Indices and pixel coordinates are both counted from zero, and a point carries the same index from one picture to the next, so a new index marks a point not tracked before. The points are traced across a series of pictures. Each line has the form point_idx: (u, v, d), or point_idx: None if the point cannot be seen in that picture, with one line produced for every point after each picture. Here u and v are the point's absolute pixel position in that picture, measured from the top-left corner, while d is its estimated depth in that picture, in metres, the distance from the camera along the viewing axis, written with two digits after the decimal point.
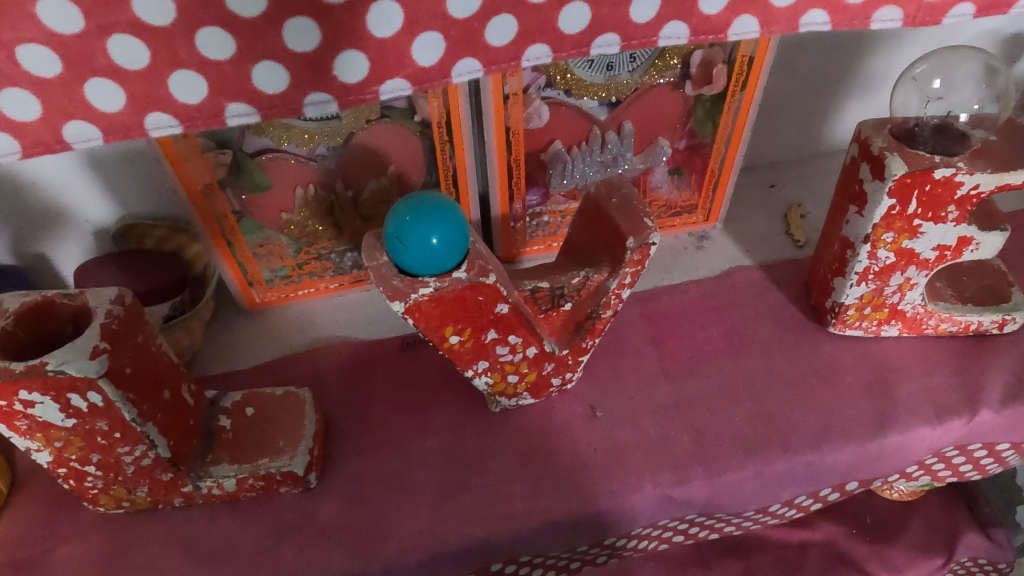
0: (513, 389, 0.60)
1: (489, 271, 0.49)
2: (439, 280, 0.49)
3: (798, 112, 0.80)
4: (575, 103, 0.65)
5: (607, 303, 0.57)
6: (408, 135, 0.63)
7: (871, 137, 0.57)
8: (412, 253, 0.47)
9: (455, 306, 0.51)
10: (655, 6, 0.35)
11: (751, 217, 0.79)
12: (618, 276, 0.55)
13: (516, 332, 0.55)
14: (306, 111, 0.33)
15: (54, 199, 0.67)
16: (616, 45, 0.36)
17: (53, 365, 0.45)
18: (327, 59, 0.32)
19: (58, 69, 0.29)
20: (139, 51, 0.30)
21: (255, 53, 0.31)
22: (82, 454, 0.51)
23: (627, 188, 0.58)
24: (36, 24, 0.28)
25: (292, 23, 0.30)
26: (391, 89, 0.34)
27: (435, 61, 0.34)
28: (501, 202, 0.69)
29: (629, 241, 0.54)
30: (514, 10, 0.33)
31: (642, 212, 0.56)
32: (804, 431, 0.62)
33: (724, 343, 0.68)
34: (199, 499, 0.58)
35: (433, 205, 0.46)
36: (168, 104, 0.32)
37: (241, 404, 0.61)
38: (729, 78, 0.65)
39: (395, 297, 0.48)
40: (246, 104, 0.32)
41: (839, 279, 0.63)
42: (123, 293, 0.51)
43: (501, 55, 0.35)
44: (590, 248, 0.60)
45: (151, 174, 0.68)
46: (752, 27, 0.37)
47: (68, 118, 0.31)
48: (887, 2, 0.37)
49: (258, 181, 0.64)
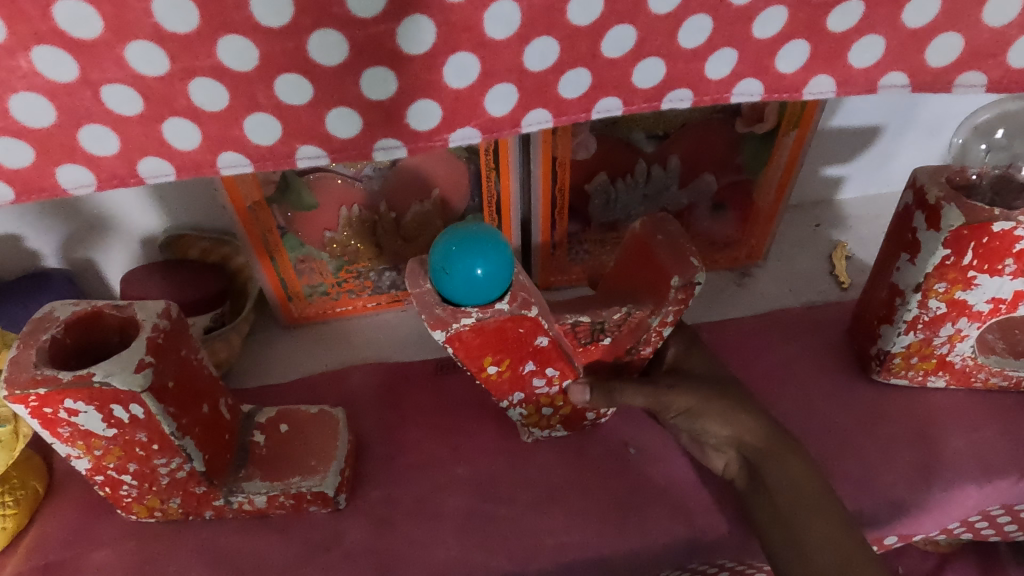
0: (546, 421, 0.61)
1: (532, 304, 0.49)
2: (482, 311, 0.48)
3: (849, 152, 0.79)
4: (622, 135, 0.65)
5: (646, 339, 0.57)
6: (454, 160, 0.63)
7: (927, 186, 0.55)
8: (456, 281, 0.46)
9: (495, 336, 0.50)
10: (732, 63, 0.33)
11: (795, 258, 0.78)
12: (662, 314, 0.55)
13: (553, 365, 0.54)
14: (374, 157, 0.32)
15: (105, 210, 0.69)
16: (688, 100, 0.34)
17: (99, 376, 0.46)
18: (400, 108, 0.31)
19: (139, 108, 0.28)
20: (219, 94, 0.28)
21: (331, 99, 0.29)
22: (119, 463, 0.52)
23: (672, 225, 0.57)
24: (121, 65, 0.27)
25: (370, 73, 0.29)
26: (460, 137, 0.32)
27: (506, 111, 0.32)
28: (543, 229, 0.69)
29: (674, 280, 0.53)
30: (589, 64, 0.32)
31: (687, 249, 0.55)
32: (846, 480, 0.60)
33: (765, 383, 0.67)
34: (230, 513, 0.58)
35: (481, 235, 0.46)
36: (241, 145, 0.30)
37: (276, 420, 0.61)
38: (780, 116, 0.64)
39: (437, 326, 0.48)
40: (316, 147, 0.31)
41: (887, 327, 0.62)
42: (169, 307, 0.51)
43: (572, 107, 0.33)
44: (633, 285, 0.59)
45: (200, 191, 0.69)
46: (829, 87, 0.35)
47: (144, 154, 0.30)
48: (972, 66, 0.35)
49: (305, 199, 0.64)
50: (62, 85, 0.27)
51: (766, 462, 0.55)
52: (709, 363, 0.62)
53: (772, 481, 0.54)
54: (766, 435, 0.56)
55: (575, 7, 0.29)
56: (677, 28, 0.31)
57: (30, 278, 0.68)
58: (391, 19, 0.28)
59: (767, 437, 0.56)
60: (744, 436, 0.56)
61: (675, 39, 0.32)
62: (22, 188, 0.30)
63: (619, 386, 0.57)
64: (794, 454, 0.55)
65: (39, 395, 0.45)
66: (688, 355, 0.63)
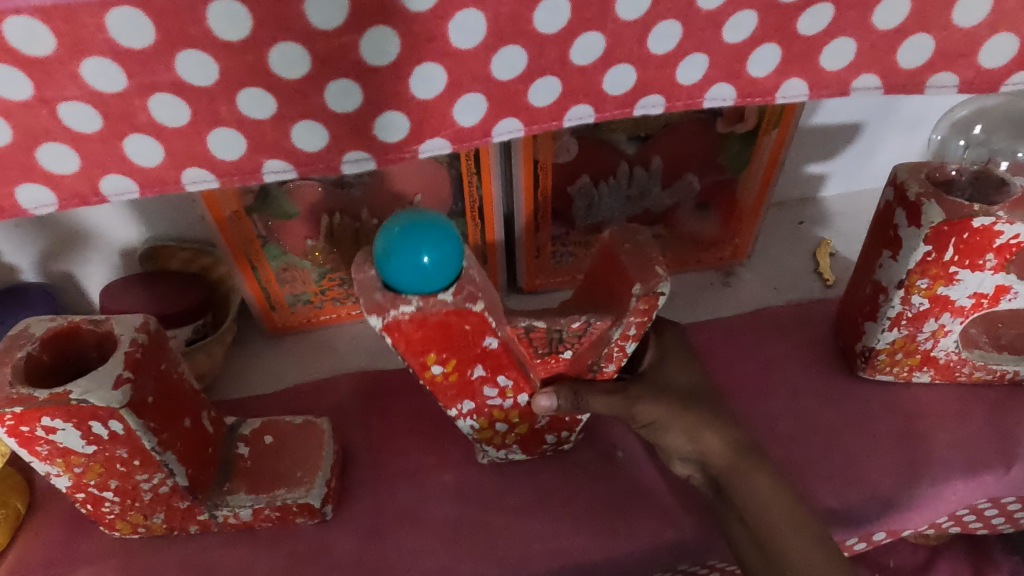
0: (501, 437, 0.59)
1: (479, 298, 0.45)
2: (423, 300, 0.44)
3: (831, 149, 0.79)
4: (604, 137, 0.64)
5: (609, 353, 0.53)
6: (435, 166, 0.62)
7: (907, 182, 0.56)
8: (397, 266, 0.42)
9: (438, 332, 0.46)
10: (702, 68, 0.33)
11: (779, 256, 0.78)
12: (622, 326, 0.51)
13: (506, 373, 0.52)
14: (343, 169, 0.31)
15: (83, 223, 0.68)
16: (661, 106, 0.34)
17: (77, 394, 0.45)
18: (367, 120, 0.30)
19: (98, 125, 0.28)
20: (178, 108, 0.28)
21: (295, 112, 0.29)
22: (100, 480, 0.51)
23: (642, 233, 0.53)
24: (78, 83, 0.26)
25: (335, 85, 0.29)
26: (430, 148, 0.32)
27: (475, 121, 0.32)
28: (527, 233, 0.69)
29: (635, 288, 0.49)
30: (558, 72, 0.31)
31: (654, 258, 0.50)
32: (833, 479, 0.60)
33: (751, 383, 0.67)
34: (215, 527, 0.57)
35: (429, 222, 0.42)
36: (204, 160, 0.30)
37: (260, 431, 0.60)
38: (761, 117, 0.64)
39: (373, 310, 0.44)
40: (282, 161, 0.30)
41: (871, 324, 0.62)
42: (147, 320, 0.51)
43: (543, 115, 0.33)
44: (599, 293, 0.55)
45: (180, 202, 0.68)
46: (802, 90, 0.35)
47: (105, 172, 0.29)
48: (944, 67, 0.35)
49: (285, 208, 0.64)
50: (16, 104, 0.26)
51: (736, 481, 0.54)
52: (686, 365, 0.59)
53: (740, 500, 0.53)
54: (731, 453, 0.55)
55: (541, 15, 0.29)
56: (645, 34, 0.31)
57: (7, 293, 0.68)
58: (353, 31, 0.27)
59: (734, 454, 0.55)
60: (711, 454, 0.55)
61: (644, 45, 0.31)
62: None
63: (583, 389, 0.54)
64: (761, 468, 0.54)
65: (16, 414, 0.45)
66: (670, 355, 0.60)
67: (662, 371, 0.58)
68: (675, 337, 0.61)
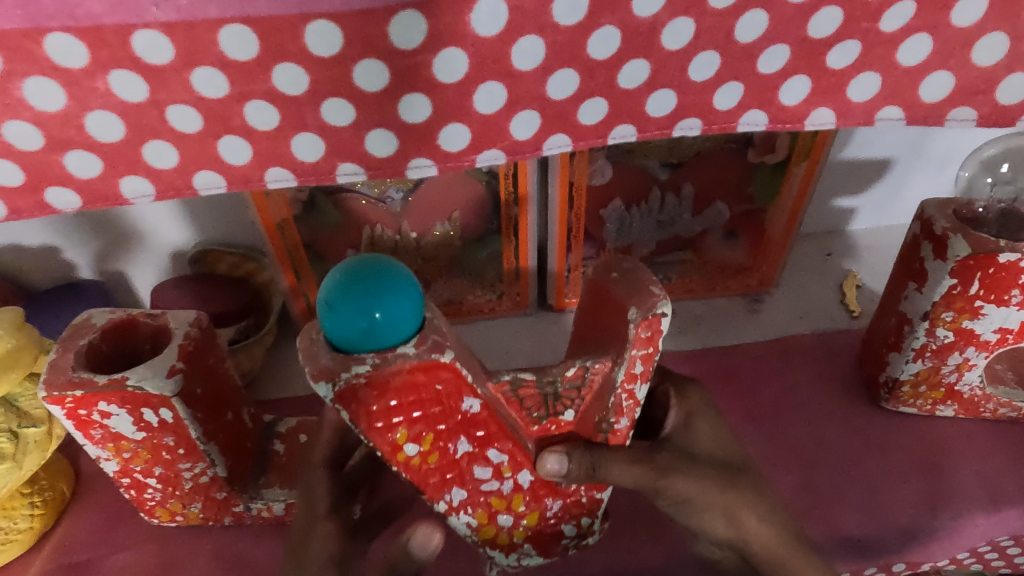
0: (506, 534, 0.53)
1: (446, 347, 0.40)
2: (379, 356, 0.39)
3: (859, 184, 0.81)
4: (638, 162, 0.67)
5: (617, 405, 0.46)
6: (474, 184, 0.66)
7: (934, 217, 0.57)
8: (346, 324, 0.37)
9: (403, 397, 0.41)
10: (738, 95, 0.35)
11: (806, 285, 0.79)
12: (626, 363, 0.43)
13: (497, 446, 0.46)
14: (407, 175, 0.34)
15: (139, 226, 0.71)
16: (697, 129, 0.36)
17: (133, 381, 0.48)
18: (433, 130, 0.33)
19: (198, 126, 0.31)
20: (270, 114, 0.31)
21: (371, 121, 0.32)
22: (146, 466, 0.54)
23: (629, 260, 0.48)
24: (186, 88, 0.29)
25: (408, 99, 0.32)
26: (486, 158, 0.35)
27: (529, 135, 0.34)
28: (559, 253, 0.71)
29: (630, 312, 0.42)
30: (605, 94, 0.34)
31: (649, 280, 0.44)
32: (853, 506, 0.60)
33: (773, 408, 0.68)
34: (248, 520, 0.60)
35: (374, 269, 0.37)
36: (287, 161, 0.33)
37: (296, 430, 0.63)
38: (791, 150, 0.66)
39: (321, 377, 0.38)
40: (355, 164, 0.33)
41: (895, 354, 0.63)
42: (200, 317, 0.54)
43: (590, 133, 0.35)
44: (597, 338, 0.49)
45: (230, 211, 0.72)
46: (829, 119, 0.37)
47: (199, 168, 0.32)
48: (963, 103, 0.37)
49: (331, 218, 0.67)
50: (131, 104, 0.29)
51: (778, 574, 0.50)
52: (715, 431, 0.53)
53: None
54: (778, 541, 0.50)
55: (594, 43, 0.32)
56: (687, 63, 0.34)
57: (65, 288, 0.72)
58: (428, 51, 0.30)
59: (778, 539, 0.50)
60: (752, 539, 0.50)
61: (685, 74, 0.34)
62: (89, 197, 0.32)
63: (600, 451, 0.46)
64: (808, 559, 0.51)
65: (75, 397, 0.48)
66: (694, 416, 0.53)
67: (690, 436, 0.52)
68: (699, 399, 0.55)
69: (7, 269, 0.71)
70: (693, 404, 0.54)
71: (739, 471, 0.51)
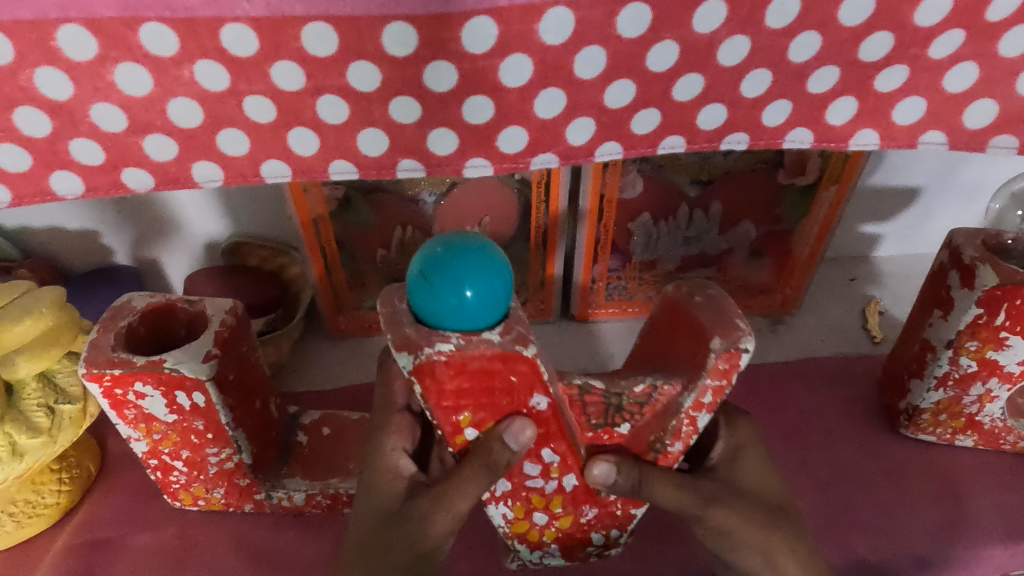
0: (537, 532, 0.52)
1: (531, 341, 0.39)
2: (464, 337, 0.39)
3: (886, 211, 0.81)
4: (667, 177, 0.68)
5: (677, 428, 0.46)
6: (506, 191, 0.66)
7: (963, 246, 0.58)
8: (437, 298, 0.37)
9: (479, 381, 0.41)
10: (786, 112, 0.36)
11: (828, 309, 0.80)
12: (696, 390, 0.44)
13: (552, 445, 0.45)
14: (465, 173, 0.36)
15: (178, 217, 0.73)
16: (745, 143, 0.37)
17: (170, 363, 0.49)
18: (493, 131, 0.35)
19: (271, 116, 0.33)
20: (340, 109, 0.33)
21: (434, 120, 0.34)
22: (173, 449, 0.55)
23: (713, 288, 0.49)
24: (265, 80, 0.32)
25: (471, 100, 0.34)
26: (541, 161, 0.36)
27: (584, 141, 0.36)
28: (585, 263, 0.72)
29: (714, 342, 0.43)
30: (660, 105, 0.35)
31: (734, 313, 0.45)
32: (868, 530, 0.61)
33: (792, 428, 0.68)
34: (268, 509, 0.61)
35: (476, 249, 0.37)
36: (352, 155, 0.35)
37: (319, 422, 0.64)
38: (821, 173, 0.66)
39: (404, 347, 0.39)
40: (416, 161, 0.36)
41: (917, 381, 0.63)
42: (236, 305, 0.55)
43: (641, 142, 0.36)
44: (666, 360, 0.49)
45: (267, 207, 0.73)
46: (874, 141, 0.38)
47: (268, 157, 0.35)
48: (1007, 130, 0.37)
49: (364, 217, 0.68)
50: (213, 93, 0.32)
51: None
52: (761, 468, 0.51)
53: None
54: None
55: (654, 55, 0.33)
56: (739, 79, 0.35)
57: (101, 272, 0.74)
58: (496, 56, 0.32)
59: None
60: None
61: (737, 89, 0.35)
62: (163, 178, 0.35)
63: (648, 467, 0.46)
64: None
65: (113, 376, 0.49)
66: (744, 450, 0.52)
67: (736, 471, 0.50)
68: (750, 433, 0.52)
69: (47, 250, 0.73)
70: (744, 437, 0.52)
71: (779, 513, 0.50)
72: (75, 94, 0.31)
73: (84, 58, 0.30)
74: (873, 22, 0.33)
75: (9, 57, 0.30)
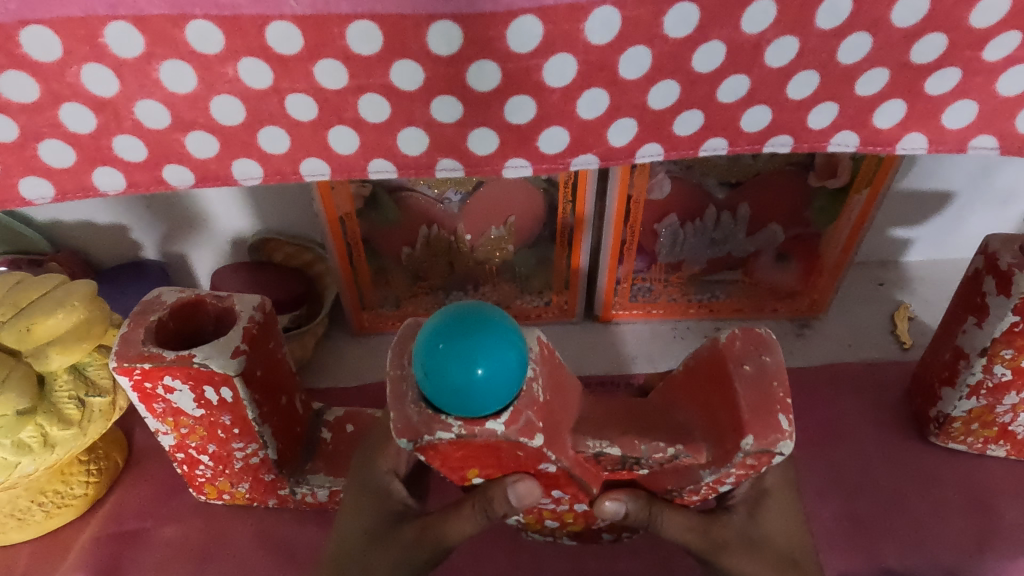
0: (549, 529, 0.56)
1: (536, 431, 0.40)
2: (466, 427, 0.40)
3: (918, 215, 0.80)
4: (696, 179, 0.67)
5: (694, 488, 0.46)
6: (533, 191, 0.66)
7: (999, 252, 0.56)
8: (442, 391, 0.37)
9: (485, 451, 0.42)
10: (832, 114, 0.36)
11: (857, 313, 0.79)
12: (719, 473, 0.43)
13: (562, 489, 0.47)
14: (504, 173, 0.36)
15: (206, 213, 0.74)
16: (788, 146, 0.37)
17: (199, 358, 0.49)
18: (533, 132, 0.35)
19: (313, 114, 0.33)
20: (382, 107, 0.33)
21: (476, 120, 0.34)
22: (200, 443, 0.56)
23: (769, 355, 0.44)
24: (308, 78, 0.32)
25: (513, 100, 0.33)
26: (580, 162, 0.36)
27: (624, 142, 0.36)
28: (610, 263, 0.71)
29: (746, 441, 0.41)
30: (703, 106, 0.35)
31: (779, 404, 0.42)
32: (895, 540, 0.60)
33: (819, 434, 0.67)
34: (292, 504, 0.61)
35: (482, 338, 0.36)
36: (391, 154, 0.35)
37: (343, 420, 0.64)
38: (853, 175, 0.65)
39: (405, 432, 0.40)
40: (455, 161, 0.35)
41: (948, 389, 0.62)
42: (264, 302, 0.55)
43: (682, 144, 0.36)
44: (694, 412, 0.46)
45: (294, 204, 0.73)
46: (921, 144, 0.37)
47: (308, 156, 0.35)
48: None
49: (389, 215, 0.68)
50: (256, 91, 0.32)
51: None
52: (788, 518, 0.49)
53: None
54: None
55: (700, 56, 0.33)
56: (786, 81, 0.34)
57: (130, 267, 0.75)
58: (541, 56, 0.32)
59: None
60: None
61: (783, 91, 0.35)
62: (202, 175, 0.35)
63: (660, 505, 0.47)
64: None
65: (143, 370, 0.49)
66: (770, 496, 0.49)
67: (757, 518, 0.48)
68: (781, 477, 0.50)
69: (77, 244, 0.74)
70: (771, 482, 0.49)
71: (794, 568, 0.46)
72: (121, 90, 0.32)
73: (131, 55, 0.31)
74: (926, 23, 0.33)
75: (58, 54, 0.30)
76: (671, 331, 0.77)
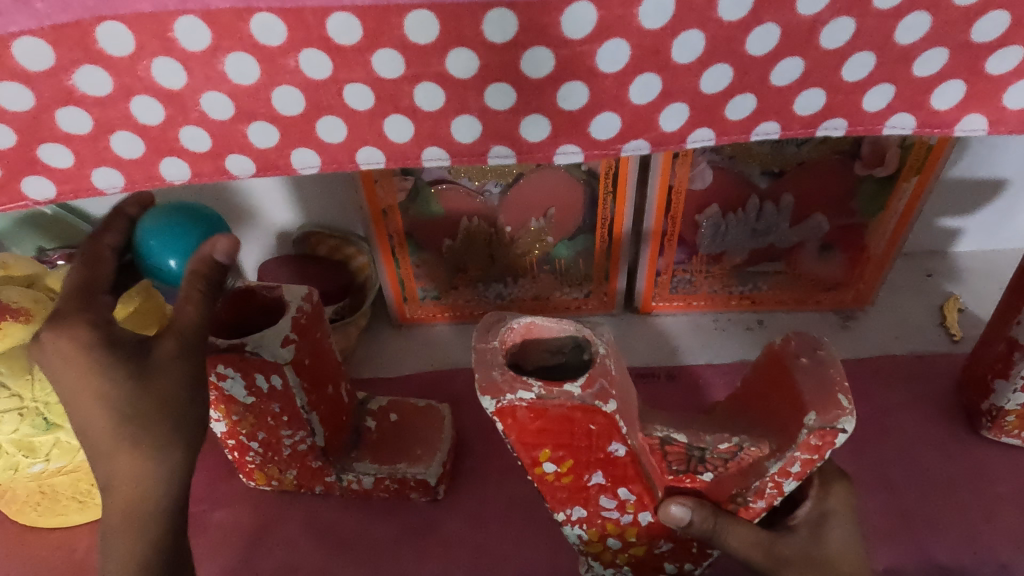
0: (611, 554, 0.54)
1: (610, 397, 0.40)
2: (545, 389, 0.40)
3: (969, 204, 0.78)
4: (739, 169, 0.66)
5: (759, 486, 0.46)
6: (574, 184, 0.66)
7: None
8: None
9: (559, 424, 0.42)
10: (888, 97, 0.35)
11: (902, 304, 0.77)
12: (784, 460, 0.43)
13: (628, 486, 0.46)
14: (555, 160, 0.36)
15: (252, 207, 0.76)
16: (842, 129, 0.36)
17: (250, 347, 0.50)
18: (585, 118, 0.35)
19: (369, 103, 0.34)
20: (436, 96, 0.34)
21: (528, 107, 0.34)
22: (251, 430, 0.57)
23: (824, 347, 0.45)
24: (365, 68, 0.32)
25: (566, 86, 0.34)
26: (632, 148, 0.36)
27: (676, 127, 0.36)
28: (650, 253, 0.71)
29: (808, 417, 0.41)
30: (756, 90, 0.34)
31: (839, 385, 0.42)
32: (944, 535, 0.59)
33: (866, 427, 0.66)
34: (338, 491, 0.63)
35: None
36: (445, 142, 0.35)
37: (387, 409, 0.65)
38: (902, 163, 0.64)
39: (488, 391, 0.41)
40: (507, 148, 0.36)
41: (1002, 382, 0.60)
42: (311, 292, 0.56)
43: (734, 128, 0.36)
44: (760, 415, 0.48)
45: (337, 198, 0.75)
46: (980, 126, 0.36)
47: (364, 145, 0.35)
48: None
49: (430, 208, 0.68)
50: (315, 81, 0.33)
51: None
52: (850, 539, 0.48)
53: None
54: None
55: (754, 39, 0.33)
56: (842, 62, 0.34)
57: None
58: (594, 41, 0.32)
59: None
60: None
61: (838, 73, 0.34)
62: (262, 165, 0.36)
63: (726, 517, 0.46)
64: None
65: None
66: (833, 517, 0.49)
67: (820, 538, 0.48)
68: (844, 500, 0.50)
69: None
70: (836, 502, 0.49)
71: None
72: (187, 83, 0.33)
73: (198, 48, 0.32)
74: (988, 1, 0.32)
75: (129, 49, 0.31)
76: (713, 323, 0.77)
